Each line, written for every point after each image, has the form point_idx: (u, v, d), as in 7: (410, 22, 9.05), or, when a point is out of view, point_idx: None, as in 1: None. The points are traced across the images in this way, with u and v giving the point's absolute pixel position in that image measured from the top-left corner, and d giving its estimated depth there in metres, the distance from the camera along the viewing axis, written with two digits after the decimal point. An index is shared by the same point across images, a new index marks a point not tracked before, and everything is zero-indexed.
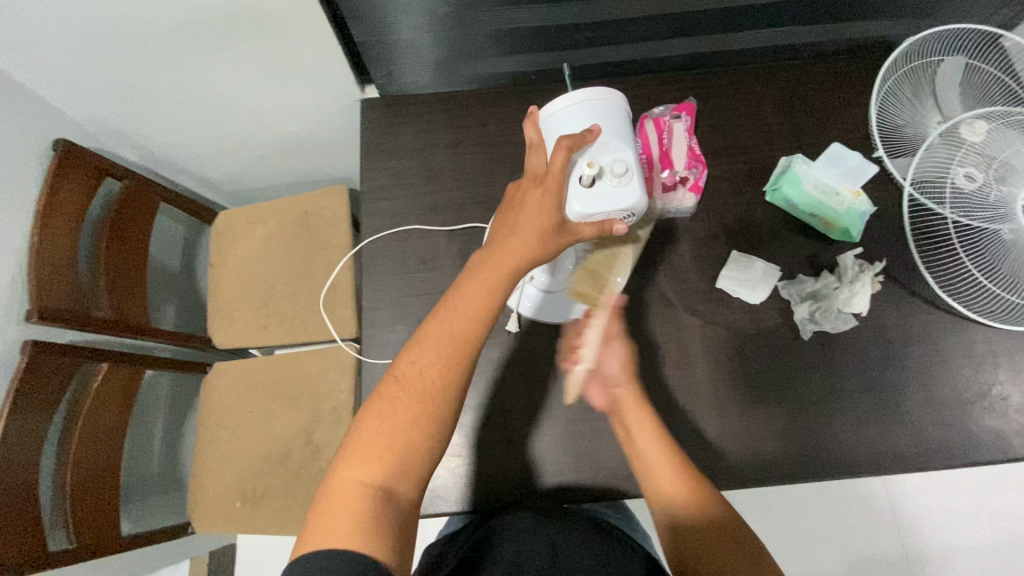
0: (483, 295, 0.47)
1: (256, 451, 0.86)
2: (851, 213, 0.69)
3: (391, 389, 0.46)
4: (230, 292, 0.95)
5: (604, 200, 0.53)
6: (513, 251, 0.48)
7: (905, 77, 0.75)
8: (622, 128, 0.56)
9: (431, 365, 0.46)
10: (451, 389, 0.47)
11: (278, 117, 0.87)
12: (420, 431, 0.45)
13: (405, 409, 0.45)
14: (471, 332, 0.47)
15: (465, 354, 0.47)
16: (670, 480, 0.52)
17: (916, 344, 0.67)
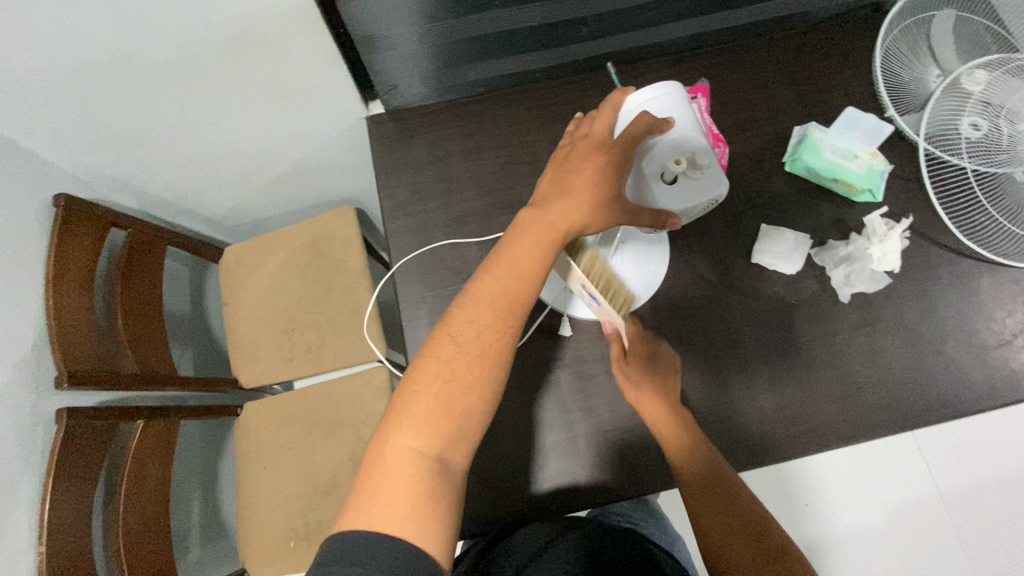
0: (535, 258, 0.48)
1: (303, 486, 0.84)
2: (872, 173, 0.70)
3: (447, 349, 0.47)
4: (249, 328, 0.93)
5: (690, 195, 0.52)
6: (564, 212, 0.49)
7: (900, 36, 0.77)
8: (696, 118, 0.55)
9: (486, 328, 0.47)
10: (502, 355, 0.48)
11: (280, 144, 0.85)
12: (476, 398, 0.46)
13: (463, 371, 0.46)
14: (520, 295, 0.48)
15: (514, 321, 0.48)
16: (672, 437, 0.59)
17: (948, 293, 0.69)
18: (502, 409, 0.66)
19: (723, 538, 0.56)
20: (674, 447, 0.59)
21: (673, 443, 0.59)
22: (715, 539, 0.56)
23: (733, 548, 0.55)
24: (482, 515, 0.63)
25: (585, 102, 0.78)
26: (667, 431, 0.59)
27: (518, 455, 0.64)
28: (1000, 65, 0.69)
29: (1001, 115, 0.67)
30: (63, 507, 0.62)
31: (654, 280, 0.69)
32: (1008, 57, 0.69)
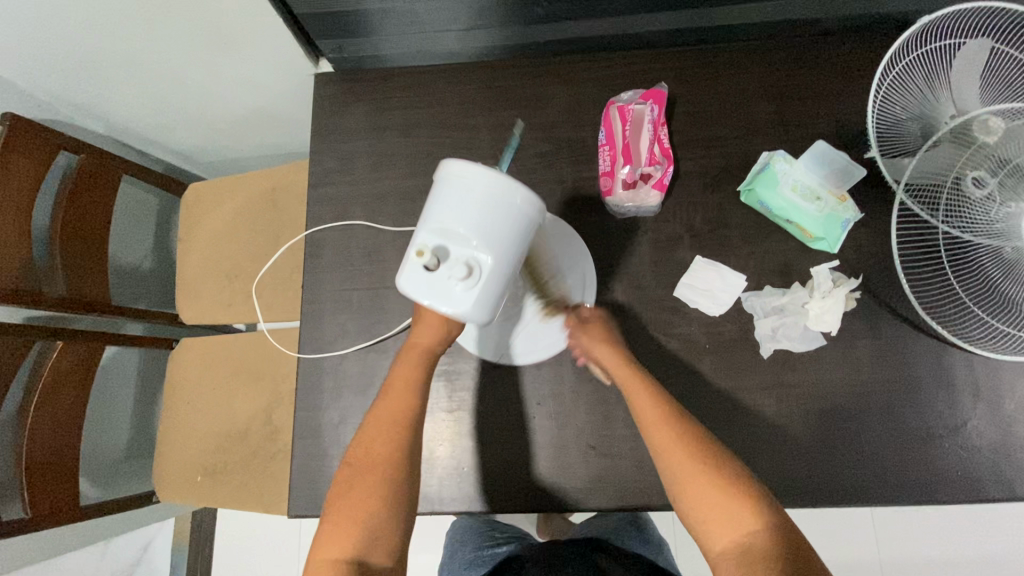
0: (411, 376, 0.53)
1: (217, 427, 0.87)
2: (831, 220, 0.62)
3: (345, 471, 0.50)
4: (197, 267, 0.95)
5: (431, 294, 0.42)
6: (417, 334, 0.54)
7: (915, 62, 0.66)
8: (506, 226, 0.40)
9: (375, 438, 0.50)
10: (391, 458, 0.49)
11: (236, 89, 0.83)
12: (373, 498, 0.48)
13: (359, 480, 0.49)
14: (403, 404, 0.52)
15: (405, 427, 0.51)
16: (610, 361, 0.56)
17: (885, 367, 0.62)
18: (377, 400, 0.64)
19: (713, 512, 0.46)
20: (640, 412, 0.52)
21: (640, 407, 0.52)
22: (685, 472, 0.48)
23: (727, 521, 0.45)
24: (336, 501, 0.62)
25: (540, 90, 0.72)
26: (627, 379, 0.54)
27: None
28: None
29: (1002, 171, 0.55)
30: None
31: (555, 344, 0.64)
32: None
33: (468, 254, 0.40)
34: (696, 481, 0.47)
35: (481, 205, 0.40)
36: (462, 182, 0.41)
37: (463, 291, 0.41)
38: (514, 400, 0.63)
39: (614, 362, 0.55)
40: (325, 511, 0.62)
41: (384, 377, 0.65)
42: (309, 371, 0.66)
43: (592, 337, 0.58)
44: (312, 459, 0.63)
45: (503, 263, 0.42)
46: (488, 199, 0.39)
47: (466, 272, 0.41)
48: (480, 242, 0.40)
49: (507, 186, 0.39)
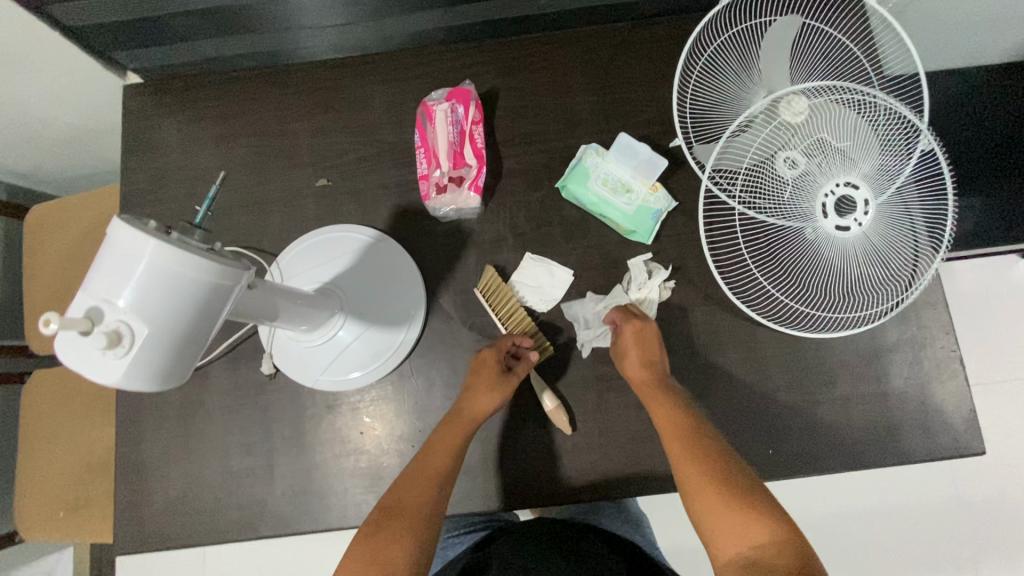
0: (456, 436, 0.56)
1: (78, 460, 0.84)
2: (641, 212, 0.63)
3: (378, 516, 0.51)
4: (43, 294, 0.90)
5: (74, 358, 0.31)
6: (474, 401, 0.57)
7: (727, 45, 0.66)
8: (178, 304, 0.32)
9: (410, 493, 0.52)
10: (425, 513, 0.51)
11: (49, 107, 0.78)
12: (400, 550, 0.48)
13: (395, 525, 0.50)
14: (444, 464, 0.54)
15: (440, 486, 0.53)
16: (635, 370, 0.58)
17: (700, 353, 0.63)
18: (201, 427, 0.63)
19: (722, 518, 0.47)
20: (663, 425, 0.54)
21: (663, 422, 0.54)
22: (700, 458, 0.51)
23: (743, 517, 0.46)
24: (162, 534, 0.61)
25: (361, 91, 0.70)
26: (650, 378, 0.57)
27: (209, 477, 0.62)
28: (827, 93, 0.58)
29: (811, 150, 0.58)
30: None
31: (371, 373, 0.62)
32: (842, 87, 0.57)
33: (125, 325, 0.31)
34: (706, 494, 0.49)
35: (142, 274, 0.31)
36: (126, 245, 0.31)
37: (110, 365, 0.31)
38: (340, 416, 0.63)
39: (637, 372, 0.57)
40: (151, 545, 0.61)
41: (206, 405, 0.63)
42: (127, 405, 0.63)
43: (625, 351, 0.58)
44: (135, 494, 0.62)
45: (174, 329, 0.33)
46: (152, 266, 0.31)
47: (116, 344, 0.31)
48: (144, 315, 0.31)
49: (177, 257, 0.31)
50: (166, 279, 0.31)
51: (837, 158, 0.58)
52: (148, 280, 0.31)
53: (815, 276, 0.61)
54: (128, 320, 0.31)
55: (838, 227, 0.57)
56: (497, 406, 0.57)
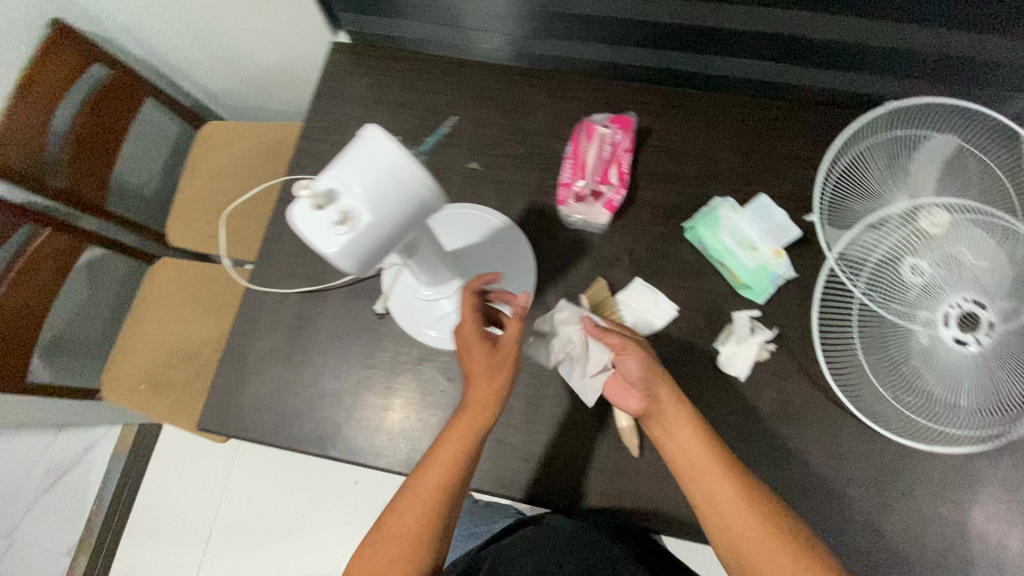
0: (456, 446, 0.54)
1: (171, 344, 0.93)
2: (762, 271, 0.65)
3: (394, 518, 0.54)
4: (192, 194, 1.01)
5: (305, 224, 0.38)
6: (476, 398, 0.55)
7: (880, 145, 0.68)
8: (394, 208, 0.38)
9: (410, 512, 0.53)
10: (436, 517, 0.53)
11: (262, 44, 0.91)
12: (418, 554, 0.53)
13: (411, 531, 0.53)
14: (454, 471, 0.53)
15: (440, 500, 0.53)
16: (664, 395, 0.57)
17: (780, 423, 0.63)
18: (305, 341, 0.68)
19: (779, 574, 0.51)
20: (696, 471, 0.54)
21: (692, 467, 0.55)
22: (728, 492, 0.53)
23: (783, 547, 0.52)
24: (243, 424, 0.66)
25: (529, 97, 0.77)
26: (676, 403, 0.56)
27: (298, 387, 0.67)
28: (965, 212, 0.60)
29: (940, 262, 0.59)
30: None
31: None
32: (980, 209, 0.59)
33: (352, 210, 0.38)
34: (746, 530, 0.53)
35: (386, 173, 0.37)
36: (374, 148, 0.38)
37: (331, 237, 0.37)
38: (426, 372, 0.66)
39: (666, 398, 0.56)
40: (230, 432, 0.66)
41: (316, 323, 0.69)
42: (251, 302, 0.70)
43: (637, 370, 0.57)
44: (230, 383, 0.67)
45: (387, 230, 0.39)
46: (394, 170, 0.37)
47: (342, 224, 0.38)
48: (369, 207, 0.38)
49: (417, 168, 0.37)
50: (393, 185, 0.38)
51: (966, 275, 0.59)
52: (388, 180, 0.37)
53: (922, 383, 0.60)
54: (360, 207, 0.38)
55: (956, 340, 0.58)
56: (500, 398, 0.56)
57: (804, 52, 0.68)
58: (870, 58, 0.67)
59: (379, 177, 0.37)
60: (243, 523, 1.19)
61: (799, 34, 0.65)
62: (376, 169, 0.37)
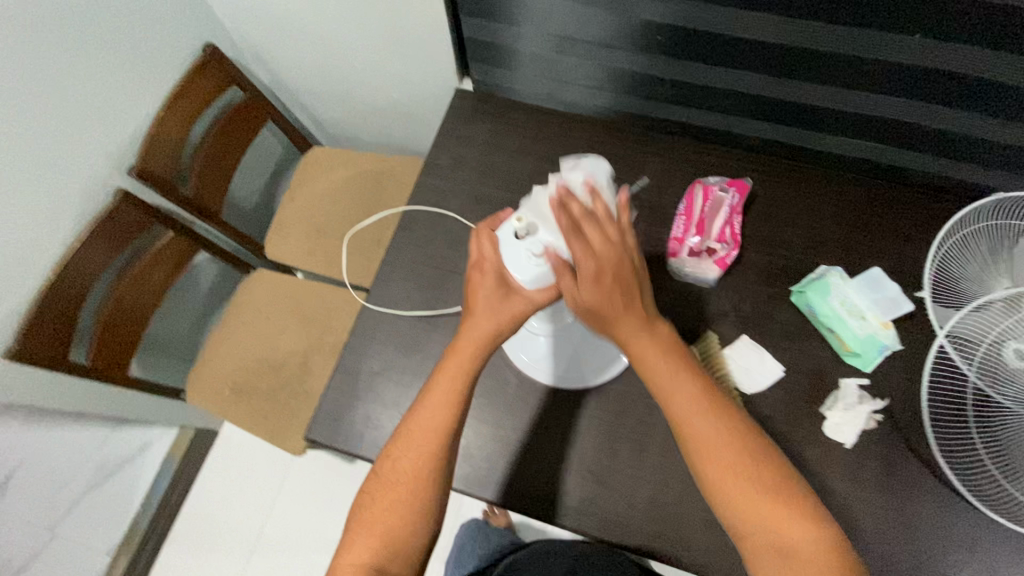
0: (446, 394, 0.56)
1: (258, 353, 0.96)
2: (870, 341, 0.66)
3: (403, 441, 0.56)
4: (294, 213, 1.07)
5: (514, 251, 0.54)
6: (476, 326, 0.56)
7: (982, 232, 0.70)
8: None
9: (409, 445, 0.55)
10: (440, 432, 0.55)
11: (384, 81, 0.98)
12: (425, 465, 0.55)
13: (421, 445, 0.55)
14: (457, 388, 0.55)
15: (436, 443, 0.55)
16: (638, 336, 0.51)
17: (885, 494, 0.64)
18: (417, 364, 0.71)
19: (754, 498, 0.48)
20: (656, 379, 0.51)
21: (654, 372, 0.51)
22: (718, 446, 0.49)
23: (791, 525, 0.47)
24: (351, 438, 0.68)
25: (640, 155, 0.82)
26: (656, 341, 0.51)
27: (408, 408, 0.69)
28: None
29: None
30: (80, 263, 0.76)
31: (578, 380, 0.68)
32: None
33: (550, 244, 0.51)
34: (744, 493, 0.48)
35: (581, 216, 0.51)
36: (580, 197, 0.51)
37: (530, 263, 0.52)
38: (535, 405, 0.68)
39: (643, 333, 0.51)
40: (338, 445, 0.68)
41: (429, 347, 0.72)
42: (368, 320, 0.73)
43: (592, 288, 0.48)
44: (343, 396, 0.70)
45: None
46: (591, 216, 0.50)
47: (539, 254, 0.52)
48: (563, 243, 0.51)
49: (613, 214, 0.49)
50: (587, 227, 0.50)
51: None
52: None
53: None
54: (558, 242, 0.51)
55: None
56: (505, 331, 0.56)
57: (916, 141, 0.72)
58: (985, 151, 0.69)
59: None
60: (284, 540, 1.19)
61: (914, 124, 0.69)
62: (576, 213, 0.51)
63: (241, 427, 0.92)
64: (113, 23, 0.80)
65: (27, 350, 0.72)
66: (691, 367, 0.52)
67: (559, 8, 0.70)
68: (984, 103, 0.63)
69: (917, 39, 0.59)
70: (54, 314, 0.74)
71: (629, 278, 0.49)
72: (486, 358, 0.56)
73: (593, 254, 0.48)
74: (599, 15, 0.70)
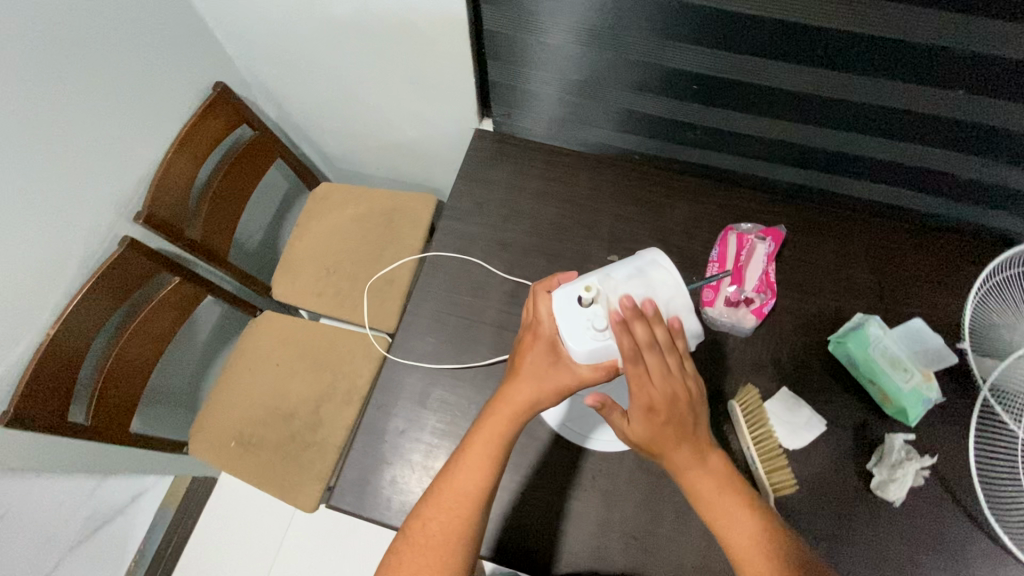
0: (485, 454, 0.51)
1: (266, 402, 0.91)
2: (915, 395, 0.63)
3: (432, 503, 0.50)
4: (303, 252, 1.03)
5: (572, 317, 0.51)
6: (518, 390, 0.53)
7: (1017, 278, 0.66)
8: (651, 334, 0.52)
9: (437, 510, 0.50)
10: (477, 498, 0.50)
11: (399, 119, 0.96)
12: (455, 534, 0.49)
13: (452, 510, 0.49)
14: (495, 450, 0.51)
15: (473, 506, 0.50)
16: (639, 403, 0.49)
17: (941, 556, 0.61)
18: (445, 422, 0.67)
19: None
20: (686, 471, 0.49)
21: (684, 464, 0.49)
22: (693, 467, 0.49)
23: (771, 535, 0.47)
24: (376, 505, 0.64)
25: (665, 198, 0.81)
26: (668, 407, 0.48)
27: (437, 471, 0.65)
28: None
29: None
30: (80, 315, 0.71)
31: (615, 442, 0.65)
32: None
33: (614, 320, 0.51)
34: (726, 503, 0.48)
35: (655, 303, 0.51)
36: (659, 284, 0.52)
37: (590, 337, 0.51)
38: (572, 466, 0.65)
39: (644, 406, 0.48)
40: (364, 513, 0.64)
41: (458, 404, 0.69)
42: (392, 376, 0.70)
43: (644, 422, 0.49)
44: (368, 459, 0.66)
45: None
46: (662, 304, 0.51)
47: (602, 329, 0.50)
48: None
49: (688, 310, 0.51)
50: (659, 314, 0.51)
51: None
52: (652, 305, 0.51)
53: None
54: None
55: None
56: (549, 398, 0.53)
57: (949, 190, 0.71)
58: (1017, 201, 0.69)
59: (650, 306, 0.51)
60: None
61: (948, 174, 0.69)
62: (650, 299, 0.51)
63: (247, 483, 0.87)
64: (120, 62, 0.76)
65: (25, 413, 0.67)
66: (705, 442, 0.50)
67: (590, 54, 0.69)
68: (1019, 156, 0.63)
69: (957, 93, 0.58)
70: (52, 370, 0.70)
71: (679, 410, 0.48)
72: (525, 423, 0.53)
73: (645, 386, 0.48)
74: (631, 63, 0.68)
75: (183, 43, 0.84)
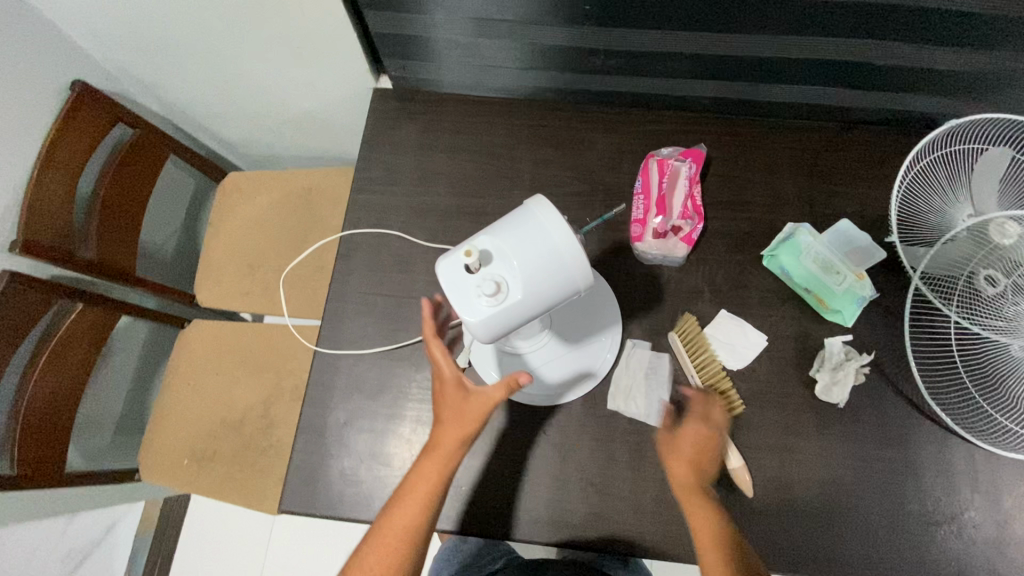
0: (420, 495, 0.49)
1: (213, 413, 0.87)
2: (849, 295, 0.64)
3: (370, 545, 0.48)
4: (222, 251, 0.97)
5: (460, 287, 0.46)
6: (445, 428, 0.50)
7: (939, 161, 0.65)
8: (546, 291, 0.46)
9: (373, 551, 0.48)
10: (415, 541, 0.48)
11: (293, 92, 0.88)
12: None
13: (390, 553, 0.47)
14: (430, 490, 0.49)
15: (410, 545, 0.48)
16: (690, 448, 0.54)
17: (887, 446, 0.63)
18: (387, 405, 0.65)
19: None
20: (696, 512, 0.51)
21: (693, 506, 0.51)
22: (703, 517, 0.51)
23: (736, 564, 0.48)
24: (329, 501, 0.62)
25: (583, 134, 0.76)
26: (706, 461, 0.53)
27: (386, 457, 0.63)
28: None
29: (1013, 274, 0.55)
30: None
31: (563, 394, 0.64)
32: None
33: (503, 282, 0.45)
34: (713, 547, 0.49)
35: (542, 258, 0.45)
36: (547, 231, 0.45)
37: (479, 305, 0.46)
38: (521, 426, 0.64)
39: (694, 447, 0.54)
40: (318, 511, 0.62)
41: (397, 385, 0.66)
42: (324, 368, 0.67)
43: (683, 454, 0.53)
44: (313, 458, 0.63)
45: (532, 302, 0.47)
46: (550, 255, 0.45)
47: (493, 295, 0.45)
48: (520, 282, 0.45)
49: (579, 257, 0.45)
50: (549, 268, 0.45)
51: None
52: (537, 256, 0.45)
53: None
54: (511, 281, 0.45)
55: None
56: (474, 435, 0.50)
57: (866, 80, 0.68)
58: (932, 81, 0.67)
59: (540, 260, 0.45)
60: None
61: (862, 64, 0.66)
62: (536, 252, 0.45)
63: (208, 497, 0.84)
64: None
65: None
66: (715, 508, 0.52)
67: None
68: (928, 34, 0.60)
69: None
70: None
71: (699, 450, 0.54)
72: (461, 460, 0.50)
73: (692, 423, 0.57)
74: None
75: (20, 46, 0.74)
